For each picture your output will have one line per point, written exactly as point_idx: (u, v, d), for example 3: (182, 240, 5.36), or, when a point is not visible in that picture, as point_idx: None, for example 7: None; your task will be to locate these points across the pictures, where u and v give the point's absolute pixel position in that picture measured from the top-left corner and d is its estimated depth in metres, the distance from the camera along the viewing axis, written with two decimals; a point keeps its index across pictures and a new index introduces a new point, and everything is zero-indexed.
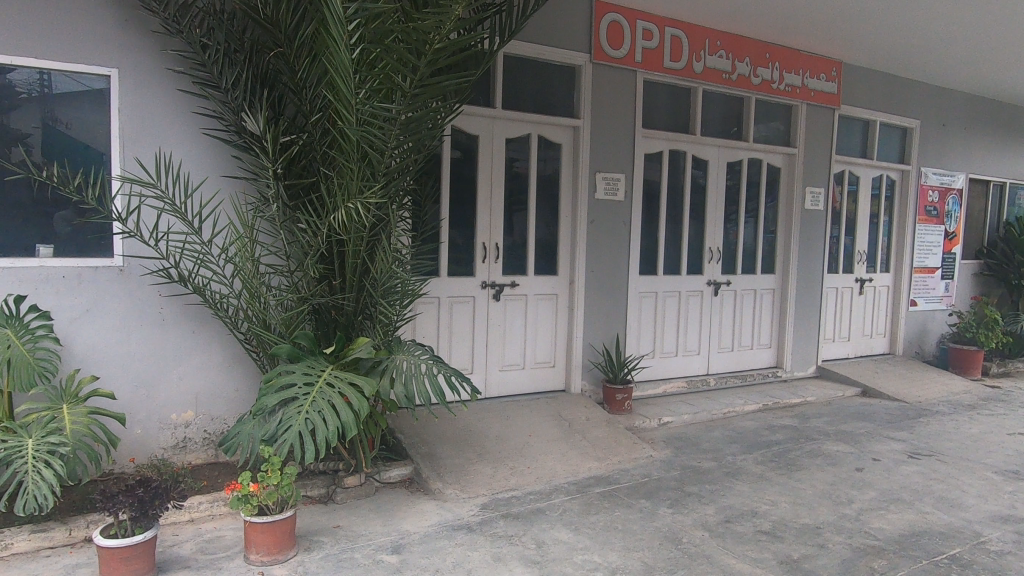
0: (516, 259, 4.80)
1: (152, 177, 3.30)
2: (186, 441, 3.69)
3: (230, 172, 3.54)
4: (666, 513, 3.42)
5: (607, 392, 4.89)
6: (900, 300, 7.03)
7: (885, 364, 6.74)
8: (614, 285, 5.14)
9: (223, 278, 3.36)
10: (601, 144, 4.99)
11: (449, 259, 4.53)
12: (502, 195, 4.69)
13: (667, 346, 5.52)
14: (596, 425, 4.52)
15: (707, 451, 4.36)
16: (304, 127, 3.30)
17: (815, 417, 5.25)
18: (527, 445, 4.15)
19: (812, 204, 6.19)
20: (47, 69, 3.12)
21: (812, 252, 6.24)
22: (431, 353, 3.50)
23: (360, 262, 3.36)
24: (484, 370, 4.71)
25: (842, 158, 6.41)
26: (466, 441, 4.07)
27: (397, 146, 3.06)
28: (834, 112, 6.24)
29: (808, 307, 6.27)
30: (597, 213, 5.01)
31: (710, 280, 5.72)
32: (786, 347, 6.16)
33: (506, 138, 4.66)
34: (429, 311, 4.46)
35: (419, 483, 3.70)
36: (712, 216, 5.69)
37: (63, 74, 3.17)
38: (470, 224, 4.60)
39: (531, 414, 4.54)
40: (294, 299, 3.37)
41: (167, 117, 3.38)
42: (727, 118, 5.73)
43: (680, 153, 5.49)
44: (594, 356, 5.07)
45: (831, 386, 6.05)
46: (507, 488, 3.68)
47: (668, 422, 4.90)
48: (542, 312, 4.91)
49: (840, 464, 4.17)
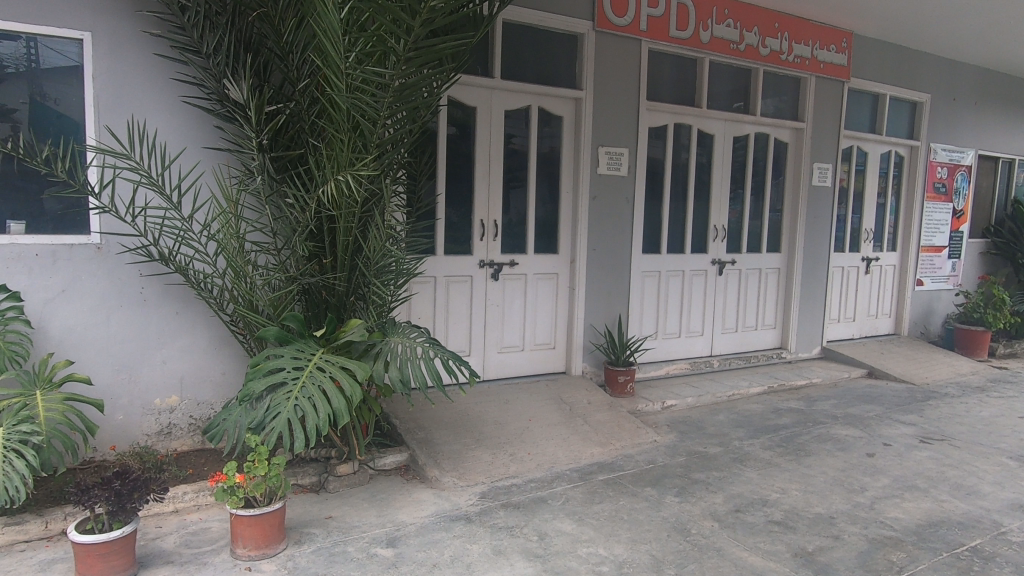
0: (515, 237, 4.61)
1: (126, 147, 3.08)
2: (171, 427, 3.52)
3: (210, 143, 3.32)
4: (673, 502, 3.28)
5: (609, 374, 4.73)
6: (907, 280, 6.88)
7: (891, 345, 6.61)
8: (616, 264, 4.96)
9: (206, 257, 3.16)
10: (604, 117, 4.78)
11: (446, 237, 4.35)
12: (501, 170, 4.49)
13: (670, 327, 5.37)
14: (598, 409, 4.37)
15: (713, 436, 4.22)
16: (291, 96, 3.10)
17: (822, 399, 5.11)
18: (527, 430, 3.99)
19: (820, 180, 6.00)
20: (32, 35, 2.92)
21: (818, 230, 6.07)
22: (427, 337, 3.33)
23: (352, 241, 3.17)
24: (482, 352, 4.55)
25: (850, 133, 6.21)
26: (464, 427, 3.91)
27: (390, 115, 2.87)
28: (843, 86, 6.03)
29: (814, 287, 6.11)
30: (600, 189, 4.82)
31: (715, 259, 5.55)
32: (791, 328, 6.01)
33: (504, 110, 4.45)
34: (424, 292, 4.28)
35: (415, 470, 3.55)
36: (717, 193, 5.51)
37: (49, 40, 2.97)
38: (467, 200, 4.41)
39: (531, 398, 4.38)
40: (282, 278, 3.18)
41: (144, 84, 3.16)
42: (734, 91, 5.53)
43: (685, 128, 5.29)
44: (596, 338, 4.91)
45: (836, 368, 5.92)
46: (507, 475, 3.54)
47: (672, 405, 4.75)
48: (542, 292, 4.73)
49: (851, 450, 4.03)
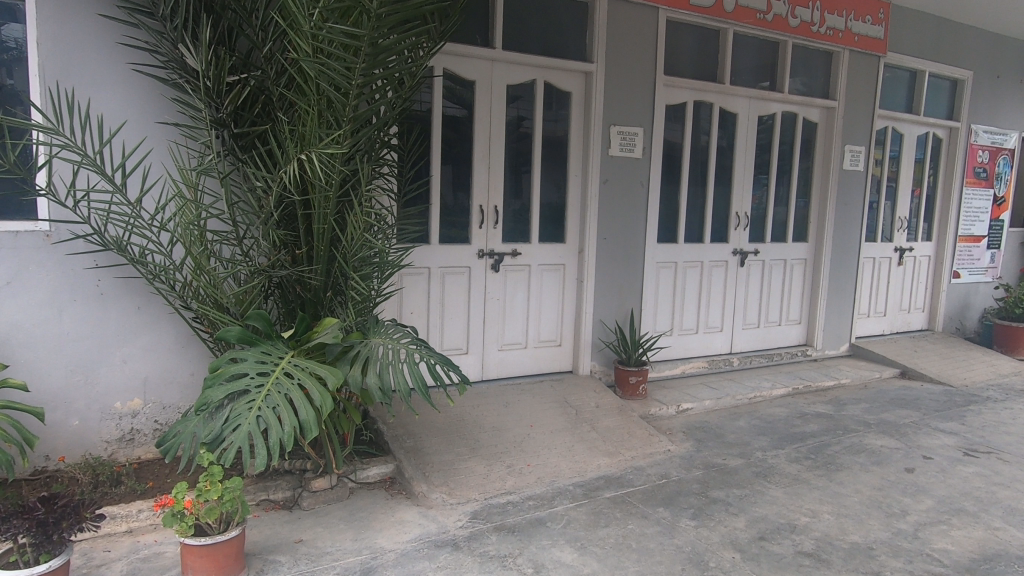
0: (518, 224, 4.22)
1: (55, 120, 2.67)
2: (134, 434, 3.20)
3: (160, 116, 2.92)
4: (688, 526, 2.90)
5: (619, 374, 4.35)
6: (943, 272, 6.40)
7: (924, 342, 6.16)
8: (628, 254, 4.56)
9: (162, 247, 2.79)
10: (617, 92, 4.36)
11: (442, 225, 3.98)
12: (502, 151, 4.10)
13: (687, 322, 4.96)
14: (607, 414, 4.00)
15: (733, 446, 3.83)
16: (259, 64, 2.73)
17: (852, 403, 4.69)
18: (527, 438, 3.63)
19: (851, 164, 5.53)
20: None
21: (849, 218, 5.61)
22: (413, 337, 2.98)
23: (327, 230, 2.81)
24: (481, 349, 4.18)
25: (885, 113, 5.74)
26: (458, 434, 3.55)
27: (366, 85, 2.49)
28: (879, 61, 5.54)
29: (843, 279, 5.67)
30: (611, 171, 4.40)
31: (736, 249, 5.13)
32: (818, 324, 5.58)
33: (506, 85, 4.05)
34: (417, 284, 3.92)
35: (401, 483, 3.21)
36: (740, 178, 5.08)
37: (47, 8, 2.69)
38: (466, 184, 4.03)
39: (534, 401, 4.02)
40: (248, 272, 2.82)
41: (94, 51, 2.77)
42: (760, 66, 5.07)
43: (706, 105, 4.86)
44: (606, 335, 4.52)
45: (866, 367, 5.48)
46: (503, 492, 3.17)
47: (688, 409, 4.36)
48: (548, 284, 4.35)
49: (887, 464, 3.63)
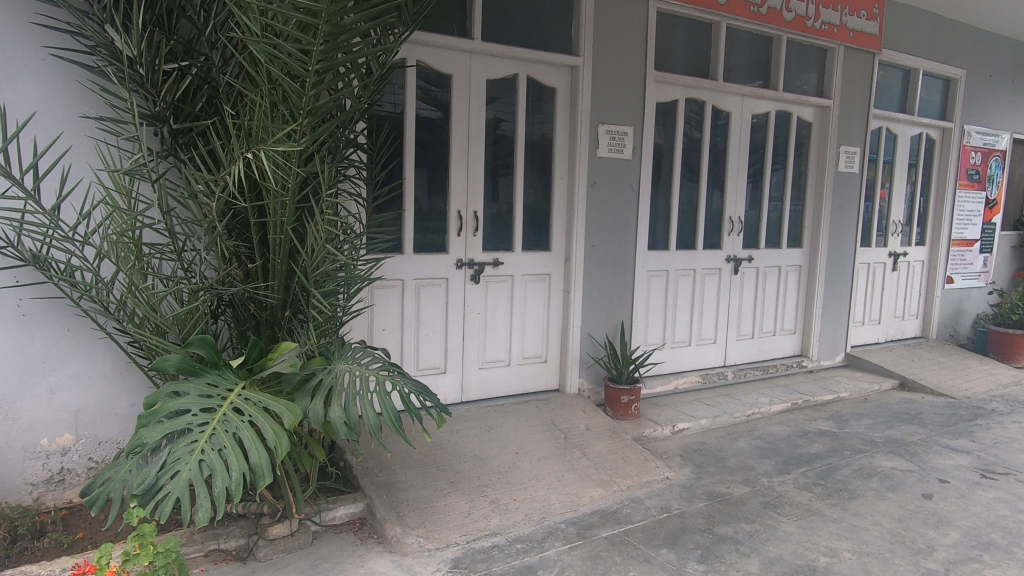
0: (499, 231, 3.89)
1: None
2: (64, 474, 2.79)
3: (80, 107, 2.52)
4: (697, 571, 2.59)
5: (610, 393, 4.02)
6: (937, 277, 6.20)
7: (920, 350, 5.94)
8: (618, 262, 4.24)
9: (88, 262, 2.40)
10: (605, 88, 4.05)
11: (416, 233, 3.63)
12: (482, 151, 3.76)
13: (679, 334, 4.66)
14: (598, 437, 3.67)
15: (736, 472, 3.52)
16: (201, 49, 2.35)
17: (855, 419, 4.43)
18: (513, 468, 3.29)
19: (847, 166, 5.28)
20: None
21: (844, 222, 5.37)
22: (383, 361, 2.64)
23: (284, 241, 2.45)
24: (460, 368, 3.83)
25: (879, 112, 5.51)
26: (436, 466, 3.20)
27: (326, 72, 2.13)
28: (874, 58, 5.30)
29: (839, 287, 5.42)
30: (600, 173, 4.08)
31: (730, 256, 4.84)
32: (813, 334, 5.32)
33: (486, 79, 3.72)
34: (390, 298, 3.56)
35: (372, 525, 2.84)
36: (733, 180, 4.80)
37: None
38: (443, 188, 3.69)
39: (520, 424, 3.68)
40: (191, 290, 2.45)
41: (4, 33, 2.37)
42: (753, 63, 4.80)
43: (698, 103, 4.56)
44: (594, 350, 4.20)
45: (864, 378, 5.23)
46: (488, 533, 2.82)
47: (684, 429, 4.04)
48: (532, 296, 4.01)
49: (903, 490, 3.35)
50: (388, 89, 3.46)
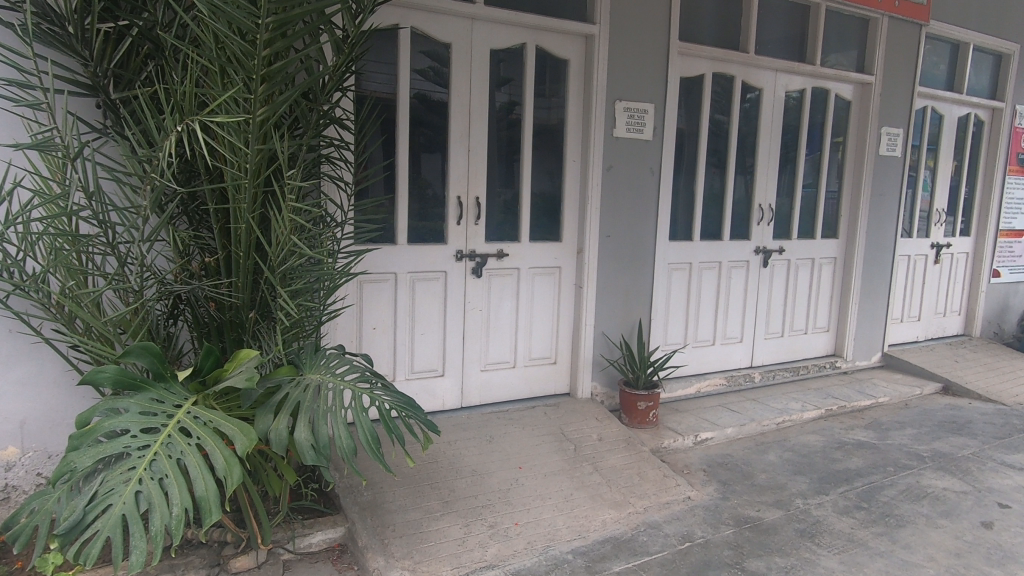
0: (505, 220, 3.51)
1: None
2: (9, 492, 2.47)
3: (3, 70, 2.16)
4: None
5: (625, 399, 3.64)
6: (983, 271, 5.72)
7: (964, 350, 5.48)
8: (636, 254, 3.85)
9: (12, 256, 2.04)
10: (623, 61, 3.63)
11: (411, 221, 3.26)
12: (485, 131, 3.38)
13: (702, 333, 4.26)
14: (612, 450, 3.30)
15: (767, 492, 3.14)
16: (142, 4, 1.98)
17: (896, 428, 4.02)
18: (515, 487, 2.94)
19: (888, 149, 4.82)
20: None
21: (885, 210, 4.92)
22: (361, 371, 2.30)
23: (244, 232, 2.12)
24: (460, 370, 3.47)
25: (924, 91, 5.03)
26: (428, 484, 2.86)
27: (281, 27, 1.77)
28: (921, 29, 4.82)
29: (876, 281, 4.98)
30: (617, 155, 3.68)
31: (759, 247, 4.43)
32: (849, 333, 4.89)
33: (489, 49, 3.33)
34: (380, 294, 3.21)
35: (352, 554, 2.50)
36: (764, 164, 4.38)
37: None
38: (441, 172, 3.32)
39: (524, 435, 3.32)
40: (135, 288, 2.10)
41: None
42: (789, 34, 4.35)
43: (727, 78, 4.13)
44: (609, 350, 3.82)
45: (903, 381, 4.81)
46: (483, 566, 2.46)
47: (708, 439, 3.65)
48: (540, 290, 3.64)
49: (959, 517, 2.95)
50: (379, 61, 3.09)
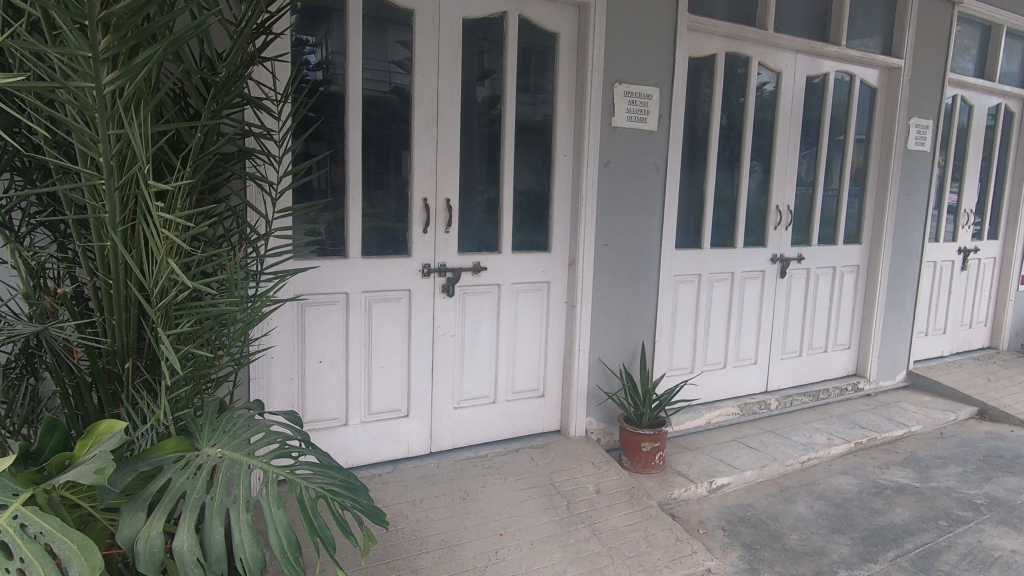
0: (482, 227, 2.91)
1: None
2: None
3: None
4: None
5: (626, 438, 3.05)
6: (1011, 278, 5.20)
7: (993, 366, 4.96)
8: (637, 266, 3.26)
9: None
10: (623, 35, 3.04)
11: (366, 231, 2.65)
12: (458, 120, 2.77)
13: (712, 354, 3.69)
14: (613, 506, 2.70)
15: (803, 560, 2.57)
16: None
17: (939, 466, 3.47)
18: (495, 564, 2.33)
19: (917, 142, 4.27)
20: None
21: (912, 213, 4.37)
22: (279, 442, 1.66)
23: (107, 253, 1.50)
24: (429, 409, 2.87)
25: (955, 78, 4.48)
26: (382, 566, 2.25)
27: None
28: (953, 7, 4.27)
29: (902, 292, 4.44)
30: (615, 147, 3.09)
31: (776, 255, 3.86)
32: (873, 350, 4.35)
33: (462, 20, 2.72)
34: (328, 318, 2.60)
35: None
36: (781, 160, 3.81)
37: None
38: (402, 169, 2.70)
39: (505, 490, 2.72)
40: None
41: None
42: (810, 12, 3.78)
43: (742, 59, 3.55)
44: (606, 380, 3.24)
45: (935, 405, 4.27)
46: None
47: (724, 486, 3.08)
48: (525, 310, 3.04)
49: None
50: (323, 35, 2.47)
